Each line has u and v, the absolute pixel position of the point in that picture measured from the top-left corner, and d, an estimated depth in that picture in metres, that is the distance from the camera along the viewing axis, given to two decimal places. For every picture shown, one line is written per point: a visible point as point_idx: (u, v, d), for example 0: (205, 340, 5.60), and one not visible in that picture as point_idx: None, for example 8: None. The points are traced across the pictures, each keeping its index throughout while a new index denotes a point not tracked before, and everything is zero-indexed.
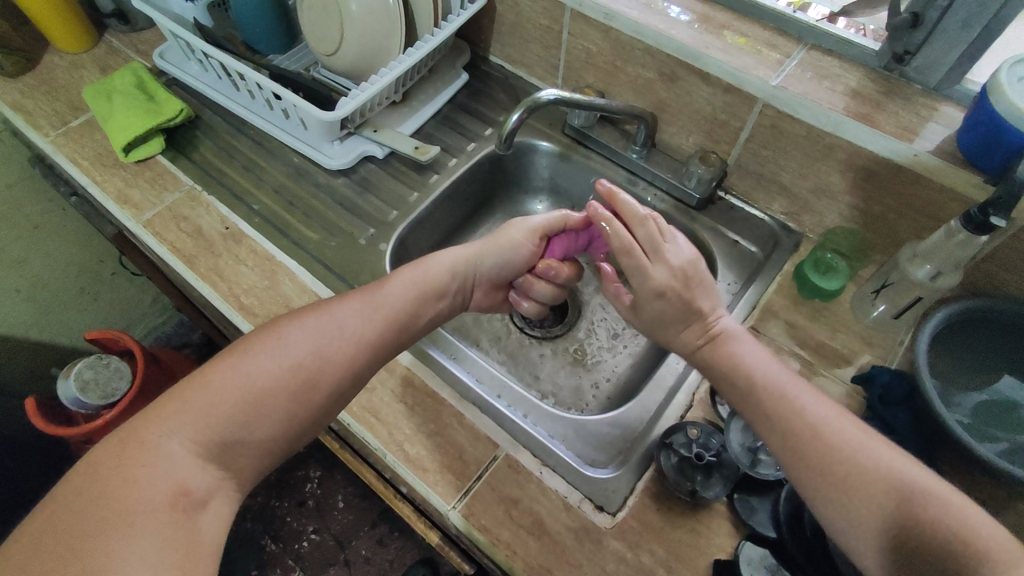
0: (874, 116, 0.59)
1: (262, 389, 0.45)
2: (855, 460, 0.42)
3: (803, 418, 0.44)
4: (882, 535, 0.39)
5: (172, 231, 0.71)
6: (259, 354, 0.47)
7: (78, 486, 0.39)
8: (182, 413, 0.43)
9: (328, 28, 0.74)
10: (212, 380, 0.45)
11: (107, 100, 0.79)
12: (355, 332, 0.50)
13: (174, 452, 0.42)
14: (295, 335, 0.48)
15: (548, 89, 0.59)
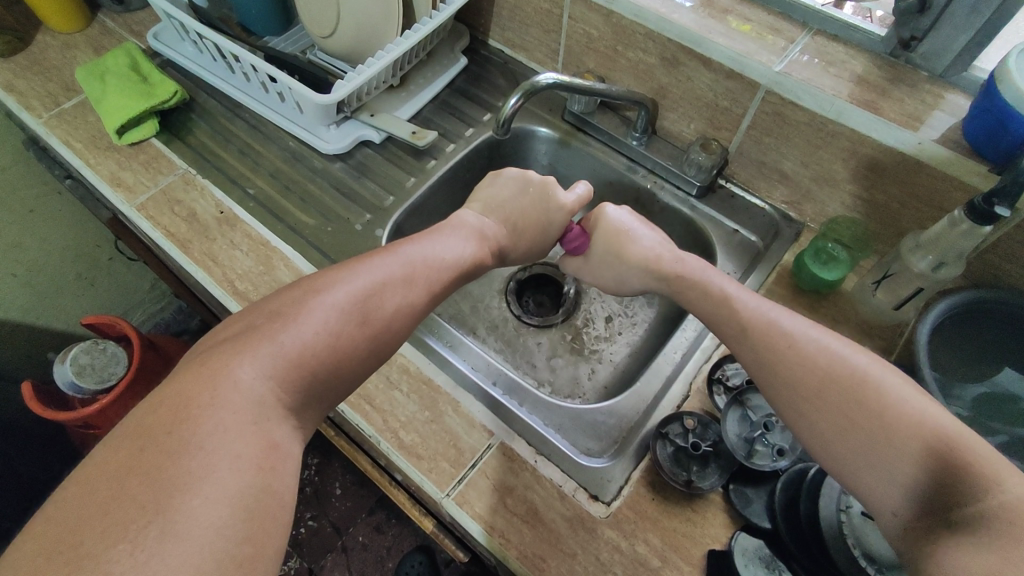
0: (879, 104, 0.58)
1: (317, 344, 0.42)
2: (880, 408, 0.40)
3: (814, 350, 0.45)
4: (922, 471, 0.37)
5: (166, 215, 0.71)
6: (330, 291, 0.45)
7: (149, 431, 0.34)
8: (236, 366, 0.39)
9: (323, 9, 0.72)
10: (263, 336, 0.41)
11: (100, 81, 0.78)
12: (402, 282, 0.49)
13: (256, 393, 0.38)
14: (341, 288, 0.46)
15: (548, 73, 0.57)
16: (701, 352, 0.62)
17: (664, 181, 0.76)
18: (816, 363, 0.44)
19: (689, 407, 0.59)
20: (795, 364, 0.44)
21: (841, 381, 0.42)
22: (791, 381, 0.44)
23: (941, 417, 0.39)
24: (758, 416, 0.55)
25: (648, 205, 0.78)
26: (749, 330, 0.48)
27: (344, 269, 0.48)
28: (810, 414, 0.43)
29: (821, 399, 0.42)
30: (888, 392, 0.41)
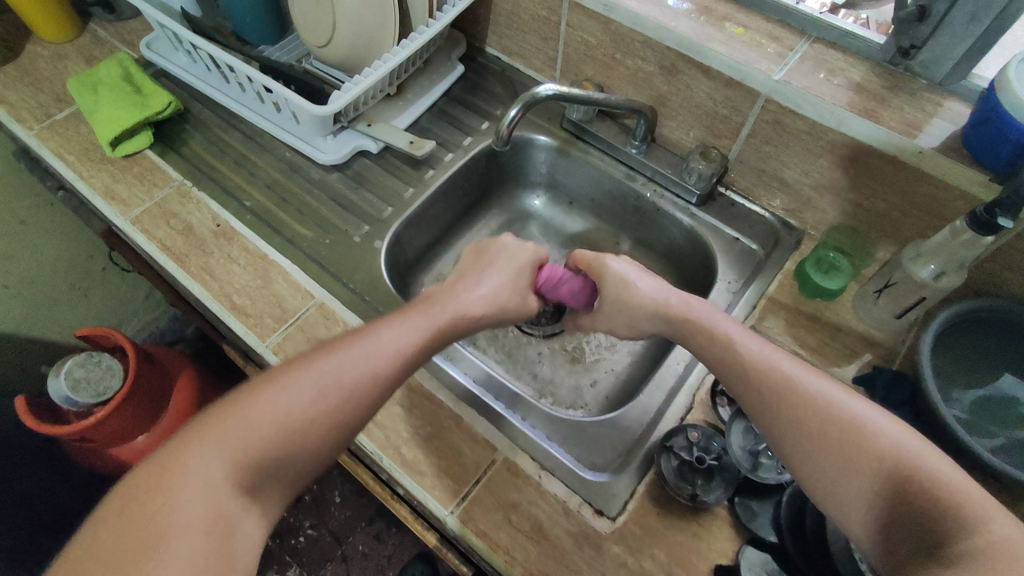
0: (879, 112, 0.58)
1: (280, 433, 0.42)
2: (875, 456, 0.40)
3: (814, 397, 0.44)
4: (892, 509, 0.38)
5: (161, 229, 0.70)
6: (298, 377, 0.44)
7: (116, 510, 0.38)
8: (197, 462, 0.39)
9: (319, 19, 0.72)
10: (224, 429, 0.41)
11: (92, 92, 0.77)
12: (376, 357, 0.46)
13: (207, 481, 0.39)
14: (310, 372, 0.44)
15: (547, 84, 0.57)
16: (704, 363, 0.62)
17: (664, 190, 0.75)
18: (809, 407, 0.44)
19: (692, 420, 0.59)
20: (790, 409, 0.44)
21: (833, 428, 0.42)
22: (786, 424, 0.44)
23: (931, 457, 0.39)
24: (762, 428, 0.55)
25: (648, 213, 0.78)
26: (746, 374, 0.48)
27: (322, 350, 0.46)
28: (802, 455, 0.43)
29: (812, 443, 0.42)
30: (879, 438, 0.40)
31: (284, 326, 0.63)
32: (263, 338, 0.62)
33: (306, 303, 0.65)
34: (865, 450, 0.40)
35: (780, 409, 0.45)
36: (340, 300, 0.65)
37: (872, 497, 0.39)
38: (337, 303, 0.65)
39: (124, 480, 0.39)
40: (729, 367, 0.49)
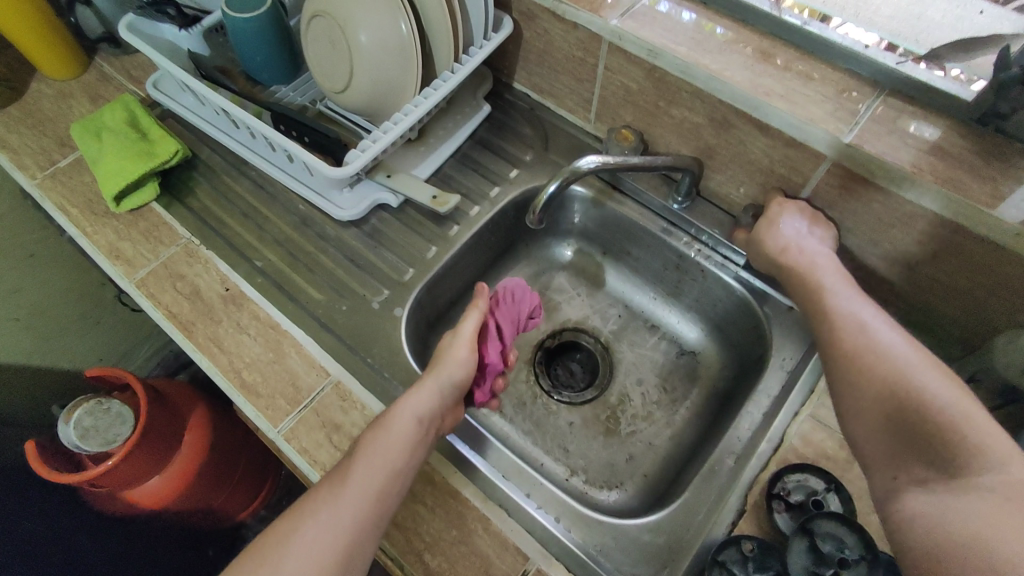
0: (966, 181, 0.50)
1: (317, 558, 0.43)
2: (916, 401, 0.43)
3: (875, 341, 0.47)
4: (920, 450, 0.41)
5: (167, 293, 0.65)
6: (336, 498, 0.46)
7: None
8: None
9: (336, 64, 0.66)
10: (271, 563, 0.44)
11: (96, 139, 0.72)
12: (390, 454, 0.49)
13: None
14: (334, 495, 0.46)
15: (590, 156, 0.52)
16: (757, 458, 0.57)
17: (709, 249, 0.69)
18: (861, 351, 0.47)
19: (744, 528, 0.53)
20: (851, 354, 0.47)
21: (878, 371, 0.45)
22: (842, 362, 0.48)
23: (990, 434, 0.39)
24: (829, 547, 0.48)
25: (691, 272, 0.72)
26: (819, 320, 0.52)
27: (338, 472, 0.48)
28: (846, 387, 0.47)
29: (858, 382, 0.46)
30: (915, 383, 0.43)
31: (297, 409, 0.58)
32: (275, 423, 0.58)
33: (321, 381, 0.60)
34: (900, 393, 0.44)
35: (841, 354, 0.48)
36: (358, 378, 0.61)
37: (899, 435, 0.43)
38: (355, 381, 0.60)
39: None
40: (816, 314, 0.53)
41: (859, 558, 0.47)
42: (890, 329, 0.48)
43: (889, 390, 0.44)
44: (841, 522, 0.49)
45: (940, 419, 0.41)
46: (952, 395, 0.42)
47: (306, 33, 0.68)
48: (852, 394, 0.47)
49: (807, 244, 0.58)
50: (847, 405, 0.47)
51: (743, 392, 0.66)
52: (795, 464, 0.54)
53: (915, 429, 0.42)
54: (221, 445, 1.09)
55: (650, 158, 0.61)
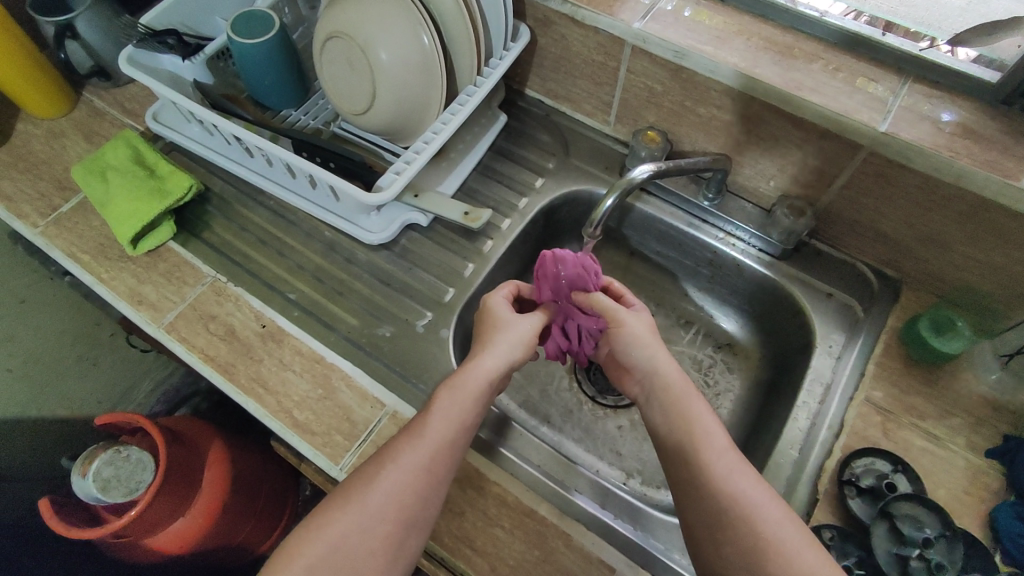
0: (1006, 163, 0.51)
1: (399, 497, 0.48)
2: (741, 506, 0.45)
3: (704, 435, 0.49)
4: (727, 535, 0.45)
5: (201, 336, 0.63)
6: (414, 452, 0.49)
7: (297, 548, 0.47)
8: (348, 522, 0.47)
9: (356, 86, 0.64)
10: (358, 499, 0.48)
11: (101, 180, 0.69)
12: (461, 410, 0.52)
13: (352, 535, 0.47)
14: (413, 445, 0.50)
15: (643, 168, 0.55)
16: (820, 446, 0.58)
17: (743, 242, 0.71)
18: (717, 491, 0.46)
19: (820, 518, 0.54)
20: (699, 486, 0.47)
21: (707, 473, 0.47)
22: (692, 491, 0.48)
23: (768, 546, 0.43)
24: (909, 527, 0.50)
25: (725, 267, 0.73)
26: (677, 433, 0.51)
27: (415, 424, 0.51)
28: (693, 508, 0.47)
29: (690, 472, 0.48)
30: (784, 538, 0.43)
31: (356, 443, 0.57)
32: (335, 459, 0.56)
33: (377, 412, 0.59)
34: (761, 547, 0.43)
35: (694, 474, 0.48)
36: (414, 405, 0.59)
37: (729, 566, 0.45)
38: (411, 408, 0.59)
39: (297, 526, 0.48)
40: (664, 423, 0.52)
41: (939, 535, 0.49)
42: (737, 465, 0.47)
43: (749, 535, 0.44)
44: (916, 502, 0.51)
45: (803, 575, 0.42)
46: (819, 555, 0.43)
47: (320, 55, 0.66)
48: (695, 513, 0.47)
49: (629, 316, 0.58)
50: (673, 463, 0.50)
51: (791, 380, 0.67)
52: (860, 449, 0.56)
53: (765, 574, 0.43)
54: (243, 480, 1.04)
55: (691, 160, 0.63)
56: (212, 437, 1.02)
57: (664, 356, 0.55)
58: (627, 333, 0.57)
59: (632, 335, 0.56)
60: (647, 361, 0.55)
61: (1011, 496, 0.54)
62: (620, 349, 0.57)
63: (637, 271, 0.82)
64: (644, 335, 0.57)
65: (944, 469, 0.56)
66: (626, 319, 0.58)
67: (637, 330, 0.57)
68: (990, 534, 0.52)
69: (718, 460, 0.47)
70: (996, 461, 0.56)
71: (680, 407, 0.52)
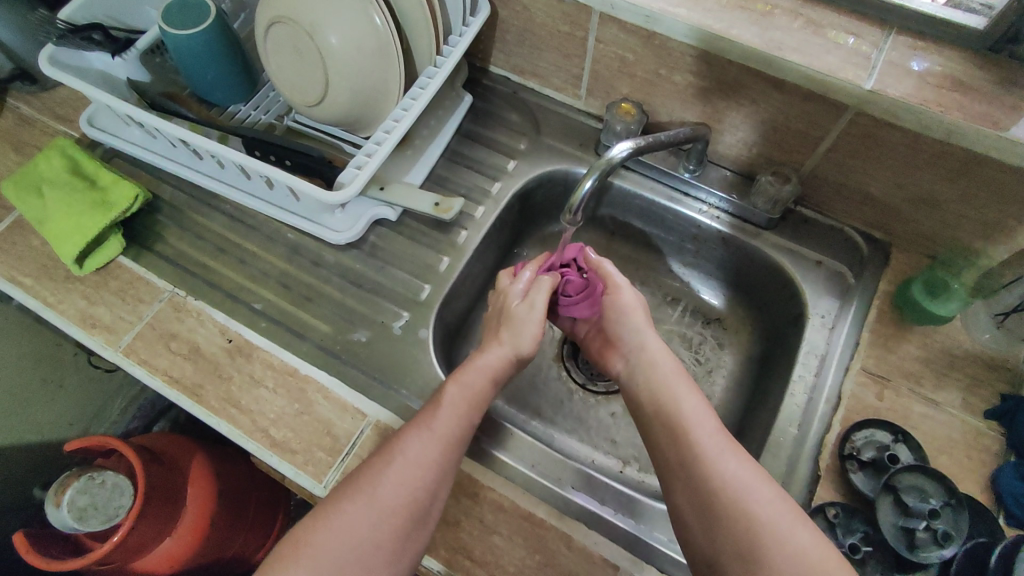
0: (998, 115, 0.49)
1: (409, 489, 0.46)
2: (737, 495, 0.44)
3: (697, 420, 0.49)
4: (726, 527, 0.43)
5: (163, 357, 0.58)
6: (419, 450, 0.47)
7: (298, 548, 0.44)
8: (351, 523, 0.45)
9: (306, 75, 0.59)
10: (365, 491, 0.46)
11: (38, 196, 0.64)
12: (468, 403, 0.51)
13: (354, 538, 0.44)
14: (422, 437, 0.48)
15: (622, 145, 0.52)
16: (819, 421, 0.56)
17: (728, 214, 0.68)
18: (705, 470, 0.45)
19: (824, 495, 0.53)
20: (688, 468, 0.46)
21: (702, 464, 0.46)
22: (681, 474, 0.47)
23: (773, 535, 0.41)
24: (912, 499, 0.48)
25: (710, 240, 0.71)
26: (665, 422, 0.50)
27: (421, 417, 0.50)
28: (682, 489, 0.46)
29: (683, 458, 0.47)
30: (774, 517, 0.42)
31: (339, 459, 0.54)
32: (319, 478, 0.53)
33: (359, 423, 0.55)
34: (751, 526, 0.42)
35: (681, 456, 0.47)
36: (397, 414, 0.56)
37: (721, 553, 0.43)
38: (395, 417, 0.56)
39: (297, 524, 0.46)
40: (655, 417, 0.51)
41: (944, 504, 0.48)
42: (725, 446, 0.46)
43: (740, 515, 0.43)
44: (919, 473, 0.50)
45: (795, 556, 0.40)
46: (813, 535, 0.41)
47: (264, 44, 0.60)
48: (685, 493, 0.46)
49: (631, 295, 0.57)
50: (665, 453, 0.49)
51: (784, 353, 0.65)
52: (859, 421, 0.55)
53: (757, 555, 0.41)
54: (231, 491, 0.96)
55: (673, 133, 0.60)
56: (193, 452, 0.94)
57: (654, 337, 0.56)
58: (622, 307, 0.57)
59: (625, 307, 0.57)
60: (636, 339, 0.56)
61: (1012, 457, 0.53)
62: (613, 322, 0.58)
63: (619, 249, 0.79)
64: (641, 314, 0.57)
65: (944, 435, 0.54)
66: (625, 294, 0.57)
67: (632, 302, 0.57)
68: (993, 496, 0.51)
69: (707, 438, 0.47)
70: (995, 421, 0.55)
71: (668, 389, 0.52)
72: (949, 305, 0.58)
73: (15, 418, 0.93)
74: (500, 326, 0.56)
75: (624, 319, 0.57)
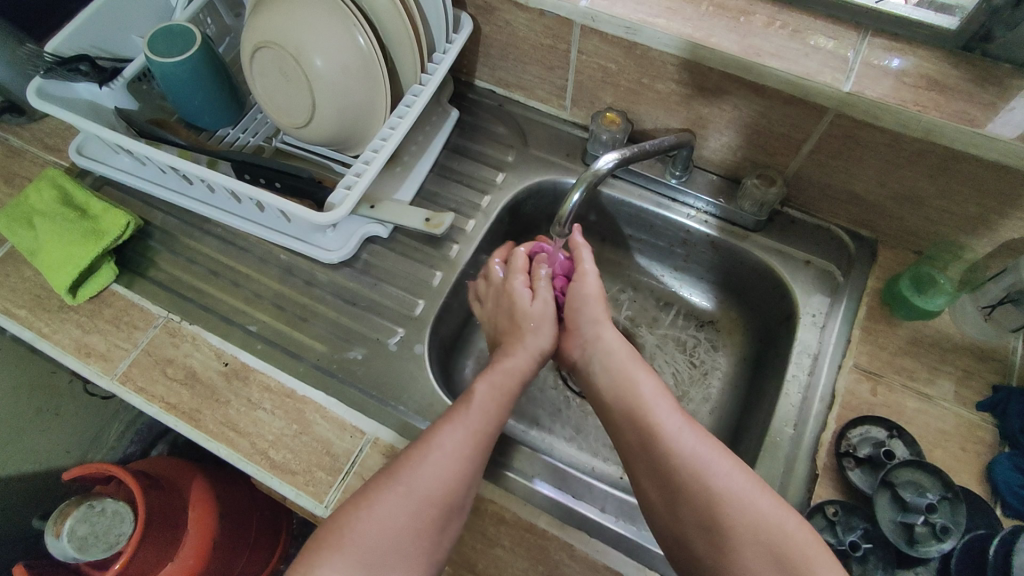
0: (973, 112, 0.49)
1: (447, 483, 0.46)
2: (710, 492, 0.44)
3: (661, 406, 0.49)
4: (704, 521, 0.43)
5: (159, 382, 0.58)
6: (455, 440, 0.48)
7: (332, 540, 0.44)
8: (388, 515, 0.45)
9: (293, 99, 0.60)
10: (402, 483, 0.46)
11: (29, 227, 0.64)
12: (495, 396, 0.52)
13: (393, 529, 0.44)
14: (457, 431, 0.49)
15: (607, 157, 0.53)
16: (814, 420, 0.57)
17: (714, 217, 0.69)
18: (666, 450, 0.46)
19: (822, 494, 0.53)
20: (649, 449, 0.47)
21: (669, 451, 0.46)
22: (643, 456, 0.47)
23: (774, 538, 0.41)
24: (910, 494, 0.49)
25: (699, 243, 0.72)
26: (626, 405, 0.51)
27: (454, 412, 0.50)
28: (645, 471, 0.47)
29: (646, 444, 0.48)
30: (739, 489, 0.43)
31: (340, 478, 0.53)
32: (320, 498, 0.53)
33: (358, 441, 0.55)
34: (714, 502, 0.43)
35: (643, 437, 0.48)
36: (396, 430, 0.56)
37: (684, 525, 0.44)
38: (393, 433, 0.56)
39: (326, 519, 0.46)
40: (620, 404, 0.51)
41: (941, 498, 0.48)
42: (684, 425, 0.47)
43: (697, 487, 0.44)
44: (916, 468, 0.50)
45: (756, 523, 0.42)
46: (774, 503, 0.43)
47: (251, 69, 0.61)
48: (648, 474, 0.47)
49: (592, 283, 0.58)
50: (627, 438, 0.50)
51: (777, 353, 0.66)
52: (853, 418, 0.55)
53: (723, 527, 0.42)
54: (231, 513, 0.95)
55: (657, 141, 0.60)
56: (191, 475, 0.93)
57: (610, 330, 0.56)
58: (581, 300, 0.58)
59: (585, 299, 0.57)
60: (592, 329, 0.56)
61: (1006, 447, 0.53)
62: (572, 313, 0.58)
63: (610, 256, 0.80)
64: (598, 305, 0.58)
65: (939, 428, 0.55)
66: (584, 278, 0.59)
67: (591, 292, 0.58)
68: (989, 487, 0.52)
69: (668, 419, 0.48)
70: (987, 413, 0.55)
71: (628, 374, 0.53)
72: (936, 299, 0.59)
73: (14, 450, 0.92)
74: (520, 323, 0.58)
75: (583, 317, 0.57)
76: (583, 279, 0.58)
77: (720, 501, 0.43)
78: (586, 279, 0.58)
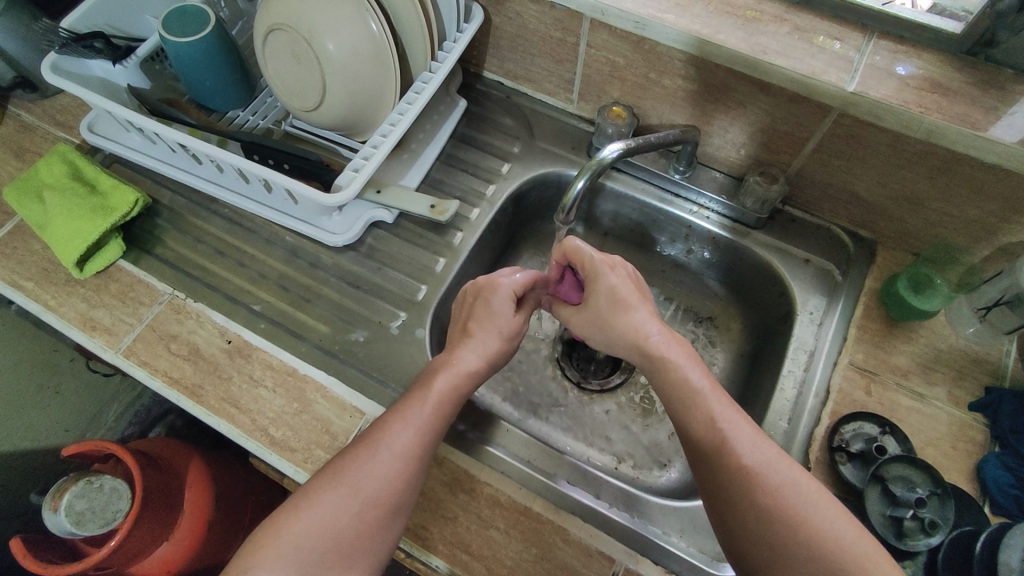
0: (974, 115, 0.50)
1: (388, 484, 0.46)
2: (773, 505, 0.43)
3: (714, 408, 0.47)
4: (766, 532, 0.43)
5: (163, 357, 0.59)
6: (399, 440, 0.48)
7: (276, 534, 0.45)
8: (330, 512, 0.45)
9: (304, 82, 0.61)
10: (347, 482, 0.46)
11: (39, 201, 0.65)
12: (454, 394, 0.52)
13: (332, 528, 0.45)
14: (402, 431, 0.48)
15: (612, 148, 0.54)
16: (809, 415, 0.58)
17: (717, 213, 0.70)
18: (727, 458, 0.45)
19: None
20: (711, 455, 0.46)
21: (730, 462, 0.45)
22: (704, 462, 0.46)
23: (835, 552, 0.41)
24: (900, 488, 0.49)
25: (700, 239, 0.72)
26: (679, 402, 0.48)
27: (400, 408, 0.50)
28: (708, 477, 0.46)
29: (708, 447, 0.46)
30: (799, 505, 0.42)
31: None
32: None
33: (357, 421, 0.56)
34: (774, 514, 0.42)
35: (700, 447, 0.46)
36: None
37: (750, 536, 0.43)
38: None
39: (273, 513, 0.47)
40: (671, 402, 0.49)
41: (930, 494, 0.49)
42: (748, 431, 0.46)
43: (763, 499, 0.43)
44: (906, 463, 0.51)
45: (819, 544, 0.41)
46: (831, 518, 0.42)
47: (264, 52, 0.62)
48: (709, 479, 0.46)
49: (615, 278, 0.54)
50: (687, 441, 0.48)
51: (774, 349, 0.66)
52: (848, 415, 0.56)
53: (784, 544, 0.42)
54: (228, 495, 0.95)
55: (661, 135, 0.61)
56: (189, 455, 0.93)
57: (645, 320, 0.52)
58: (615, 295, 0.53)
59: (613, 296, 0.53)
60: (627, 324, 0.52)
61: (997, 447, 0.54)
62: (607, 312, 0.54)
63: (611, 250, 0.81)
64: (628, 296, 0.53)
65: (932, 427, 0.56)
66: (609, 276, 0.54)
67: (622, 290, 0.53)
68: (979, 486, 0.52)
69: (728, 429, 0.46)
70: (979, 413, 0.56)
71: (669, 371, 0.49)
72: (935, 299, 0.60)
73: (14, 424, 0.93)
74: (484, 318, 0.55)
75: (622, 307, 0.53)
76: (606, 278, 0.54)
77: (780, 517, 0.42)
78: (607, 278, 0.54)
